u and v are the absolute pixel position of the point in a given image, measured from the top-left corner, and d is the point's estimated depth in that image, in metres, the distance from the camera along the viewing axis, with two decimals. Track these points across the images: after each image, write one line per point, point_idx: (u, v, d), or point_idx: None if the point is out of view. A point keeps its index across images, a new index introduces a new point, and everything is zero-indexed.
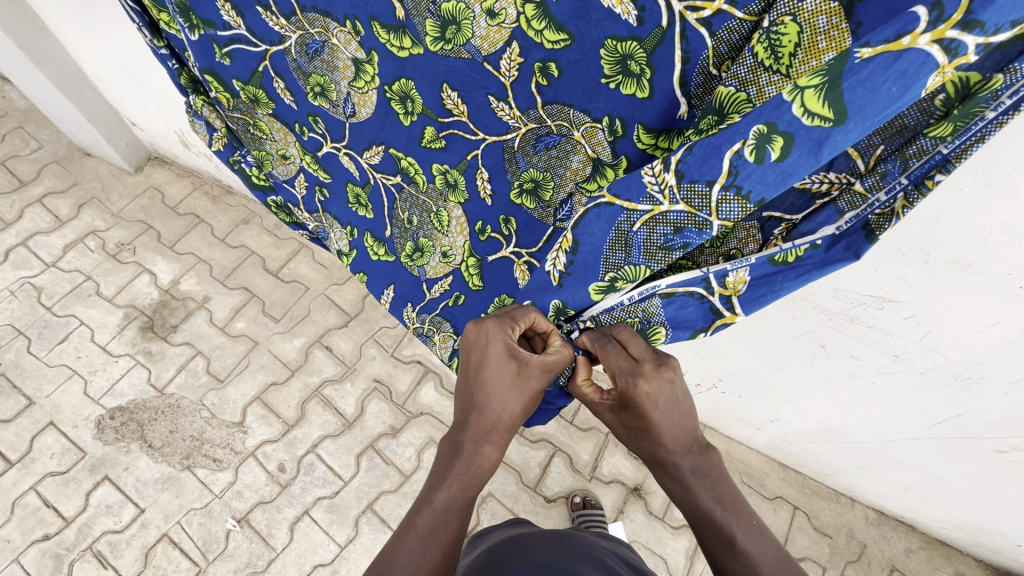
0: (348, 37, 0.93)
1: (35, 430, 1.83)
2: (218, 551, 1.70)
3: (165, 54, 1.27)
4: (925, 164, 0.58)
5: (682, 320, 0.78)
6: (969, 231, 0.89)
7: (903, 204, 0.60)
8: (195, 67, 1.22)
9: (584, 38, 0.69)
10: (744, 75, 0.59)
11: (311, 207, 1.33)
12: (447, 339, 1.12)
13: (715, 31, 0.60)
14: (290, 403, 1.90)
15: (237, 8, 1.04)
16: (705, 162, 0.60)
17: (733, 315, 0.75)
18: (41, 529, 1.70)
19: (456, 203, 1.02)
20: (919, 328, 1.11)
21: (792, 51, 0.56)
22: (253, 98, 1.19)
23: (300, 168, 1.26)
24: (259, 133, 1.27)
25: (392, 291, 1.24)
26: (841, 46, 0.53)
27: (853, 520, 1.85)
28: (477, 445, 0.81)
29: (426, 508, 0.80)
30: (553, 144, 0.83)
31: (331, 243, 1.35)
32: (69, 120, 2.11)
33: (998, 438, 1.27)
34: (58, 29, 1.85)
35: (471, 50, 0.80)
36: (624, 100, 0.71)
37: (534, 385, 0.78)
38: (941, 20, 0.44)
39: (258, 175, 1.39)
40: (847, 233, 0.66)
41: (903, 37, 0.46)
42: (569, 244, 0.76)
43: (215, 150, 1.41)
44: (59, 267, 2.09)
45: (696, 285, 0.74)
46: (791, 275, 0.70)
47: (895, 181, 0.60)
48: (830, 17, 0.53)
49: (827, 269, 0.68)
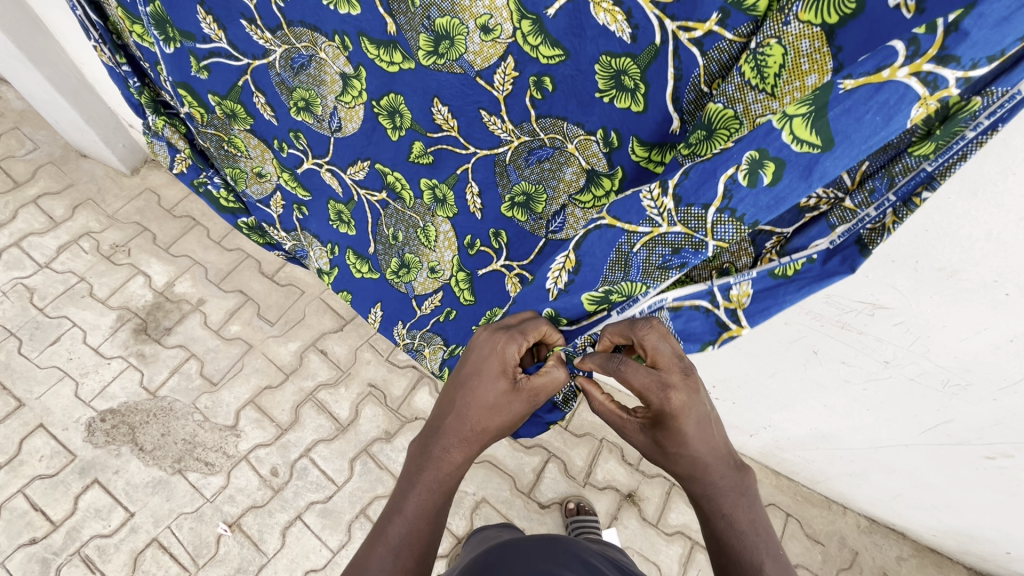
0: (337, 52, 0.95)
1: (25, 432, 1.81)
2: (208, 556, 1.68)
3: (128, 70, 1.29)
4: (911, 181, 0.60)
5: (690, 332, 0.80)
6: (956, 238, 0.91)
7: (893, 219, 0.63)
8: (168, 81, 1.23)
9: (579, 54, 0.71)
10: (732, 93, 0.61)
11: (287, 225, 1.34)
12: (437, 351, 1.16)
13: (706, 50, 0.62)
14: (284, 406, 1.89)
15: (220, 21, 1.04)
16: (701, 186, 0.62)
17: (739, 328, 0.76)
18: (29, 533, 1.68)
19: (444, 218, 1.02)
20: (909, 334, 1.13)
21: (777, 72, 0.57)
22: (231, 113, 1.20)
23: (277, 185, 1.28)
24: (234, 150, 1.29)
25: (380, 310, 1.24)
26: (823, 68, 0.55)
27: (845, 527, 1.86)
28: (445, 453, 0.81)
29: (398, 516, 0.80)
30: (545, 156, 0.84)
31: (311, 261, 1.37)
32: (66, 121, 2.11)
33: (987, 444, 1.29)
34: (59, 31, 1.85)
35: (464, 65, 0.82)
36: (619, 114, 0.73)
37: (519, 403, 0.80)
38: (917, 55, 0.46)
39: (228, 197, 1.40)
40: (840, 248, 0.68)
41: (883, 70, 0.48)
42: (571, 263, 0.77)
43: (178, 172, 1.41)
44: (52, 268, 2.08)
45: (701, 298, 0.77)
46: (791, 287, 0.72)
47: (883, 197, 0.62)
48: (813, 41, 0.55)
49: (825, 282, 0.70)
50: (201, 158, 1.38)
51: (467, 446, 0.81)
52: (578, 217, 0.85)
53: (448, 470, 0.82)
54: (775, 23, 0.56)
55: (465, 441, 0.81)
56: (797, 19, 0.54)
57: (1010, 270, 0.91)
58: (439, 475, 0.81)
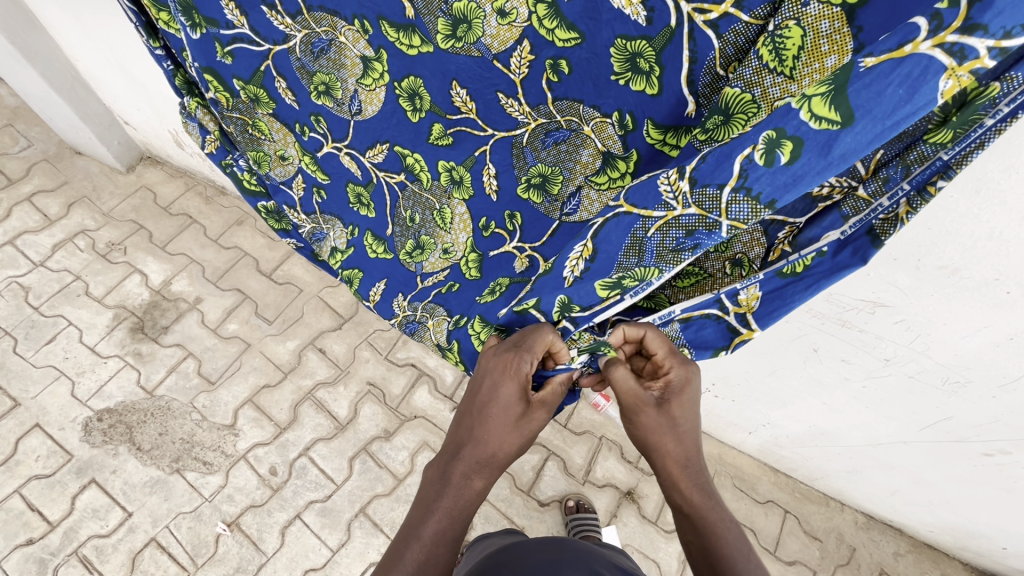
0: (357, 35, 0.95)
1: (21, 433, 1.79)
2: (207, 556, 1.67)
3: (161, 54, 1.25)
4: (927, 170, 0.60)
5: (702, 341, 0.86)
6: (958, 236, 0.91)
7: (906, 209, 0.64)
8: (193, 66, 1.19)
9: (595, 37, 0.72)
10: (749, 77, 0.60)
11: (308, 208, 1.29)
12: (441, 323, 1.09)
13: (722, 33, 0.61)
14: (282, 405, 1.88)
15: (241, 7, 1.04)
16: (717, 168, 0.61)
17: (750, 331, 0.81)
18: (26, 534, 1.67)
19: (460, 200, 1.01)
20: (909, 332, 1.13)
21: (796, 53, 0.57)
22: (254, 98, 1.18)
23: (299, 169, 1.25)
24: (259, 134, 1.25)
25: (384, 286, 1.21)
26: (843, 49, 0.55)
27: (843, 524, 1.87)
28: (468, 479, 0.83)
29: (417, 542, 0.79)
30: (562, 139, 0.84)
31: (327, 243, 1.30)
32: (60, 118, 2.09)
33: (985, 441, 1.30)
34: (54, 28, 1.84)
35: (482, 49, 0.82)
36: (635, 96, 0.72)
37: (535, 422, 0.84)
38: (941, 28, 0.46)
39: (251, 179, 1.36)
40: (851, 239, 0.70)
41: (906, 45, 0.47)
42: (589, 252, 0.74)
43: (207, 153, 1.38)
44: (47, 266, 2.06)
45: (711, 307, 0.82)
46: (800, 285, 0.75)
47: (898, 186, 0.63)
48: (832, 22, 0.54)
49: (836, 275, 0.72)
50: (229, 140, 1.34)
51: (484, 468, 0.83)
52: (592, 200, 0.84)
53: (465, 494, 0.82)
54: (793, 5, 0.55)
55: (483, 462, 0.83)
56: (816, 1, 0.54)
57: (1011, 268, 0.91)
58: (457, 498, 0.82)
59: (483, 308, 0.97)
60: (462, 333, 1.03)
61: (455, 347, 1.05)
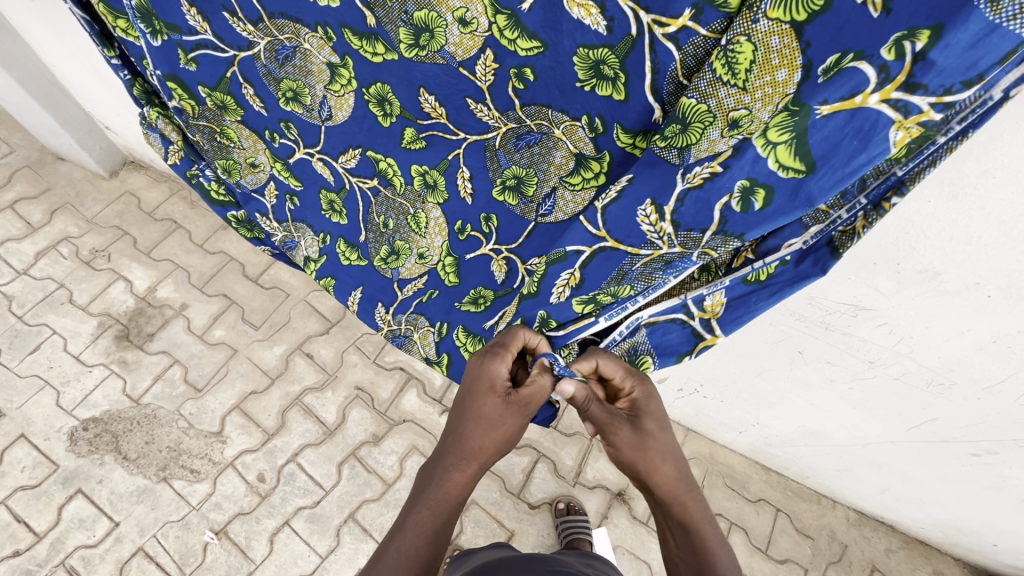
0: (321, 42, 0.93)
1: (6, 443, 1.78)
2: (195, 564, 1.67)
3: (117, 64, 1.24)
4: (882, 185, 0.61)
5: (667, 346, 0.83)
6: (937, 241, 0.90)
7: (863, 223, 0.64)
8: (155, 74, 1.18)
9: (557, 46, 0.69)
10: (704, 88, 0.58)
11: (280, 216, 1.29)
12: (426, 335, 1.09)
13: (682, 45, 0.60)
14: (270, 411, 1.87)
15: (203, 13, 1.02)
16: (697, 214, 0.64)
17: (713, 336, 0.79)
18: (12, 545, 1.66)
19: (435, 204, 0.99)
20: (892, 335, 1.12)
21: (748, 67, 0.55)
22: (220, 105, 1.17)
23: (270, 175, 1.24)
24: (227, 141, 1.24)
25: (361, 293, 1.20)
26: (792, 64, 0.53)
27: (834, 521, 1.86)
28: (450, 471, 0.83)
29: (400, 533, 0.80)
30: (534, 141, 0.81)
31: (299, 253, 1.30)
32: (41, 125, 2.06)
33: (972, 441, 1.28)
34: (29, 34, 1.81)
35: (446, 57, 0.80)
36: (602, 102, 0.70)
37: (513, 420, 0.83)
38: (887, 81, 0.47)
39: (218, 190, 1.36)
40: (813, 249, 0.70)
41: (855, 97, 0.49)
42: (576, 280, 0.77)
43: (171, 164, 1.36)
44: (31, 275, 2.04)
45: (677, 312, 0.80)
46: (764, 294, 0.73)
47: (855, 200, 0.63)
48: (782, 38, 0.52)
49: (798, 286, 0.71)
50: (193, 150, 1.32)
51: (469, 464, 0.83)
52: (568, 201, 0.82)
53: (451, 489, 0.83)
54: (744, 21, 0.53)
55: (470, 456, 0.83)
56: (765, 17, 0.52)
57: (992, 272, 0.90)
58: (443, 493, 0.82)
59: (466, 317, 1.01)
60: (449, 344, 1.05)
61: (446, 359, 1.06)
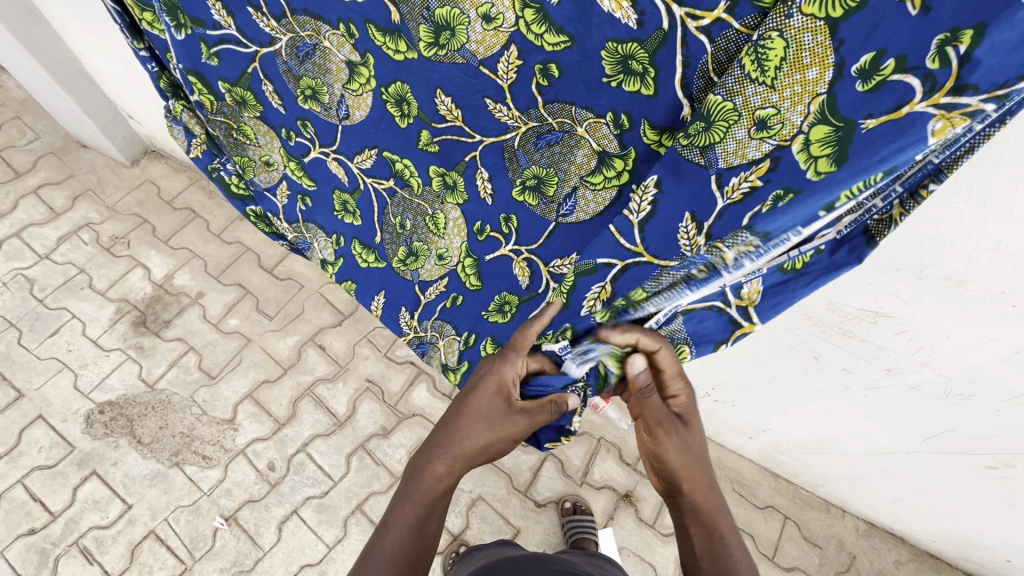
0: (341, 40, 0.94)
1: (25, 423, 1.82)
2: (205, 549, 1.69)
3: (145, 56, 1.27)
4: (918, 173, 0.61)
5: (703, 334, 0.80)
6: (962, 248, 0.88)
7: (900, 211, 0.64)
8: (179, 67, 1.21)
9: (585, 40, 0.69)
10: (731, 85, 0.58)
11: (292, 216, 1.31)
12: (452, 342, 1.12)
13: (715, 38, 0.59)
14: (281, 401, 1.89)
15: (228, 7, 1.03)
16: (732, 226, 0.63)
17: (751, 323, 0.77)
18: (28, 523, 1.69)
19: (454, 204, 0.99)
20: (912, 342, 1.11)
21: (778, 65, 0.54)
22: (240, 101, 1.18)
23: (283, 175, 1.25)
24: (243, 138, 1.26)
25: (384, 297, 1.22)
26: (825, 62, 0.52)
27: (843, 531, 1.84)
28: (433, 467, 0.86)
29: (385, 529, 0.85)
30: (555, 140, 0.81)
31: (315, 253, 1.33)
32: (66, 112, 2.10)
33: (990, 454, 1.27)
34: (57, 21, 1.84)
35: (466, 55, 0.80)
36: (630, 97, 0.70)
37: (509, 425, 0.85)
38: (935, 89, 0.47)
39: (239, 184, 1.38)
40: (848, 238, 0.69)
41: (902, 107, 0.49)
42: (607, 295, 0.74)
43: (194, 157, 1.40)
44: (52, 259, 2.08)
45: (714, 299, 0.76)
46: (801, 282, 0.72)
47: (890, 188, 0.63)
48: (815, 35, 0.52)
49: (834, 273, 0.71)
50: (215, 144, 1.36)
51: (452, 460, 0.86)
52: (590, 200, 0.82)
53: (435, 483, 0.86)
54: (777, 16, 0.53)
55: (447, 453, 0.85)
56: (799, 13, 0.52)
57: (1017, 282, 0.88)
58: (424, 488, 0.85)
59: (494, 328, 1.02)
60: (473, 353, 1.08)
61: (466, 367, 1.11)
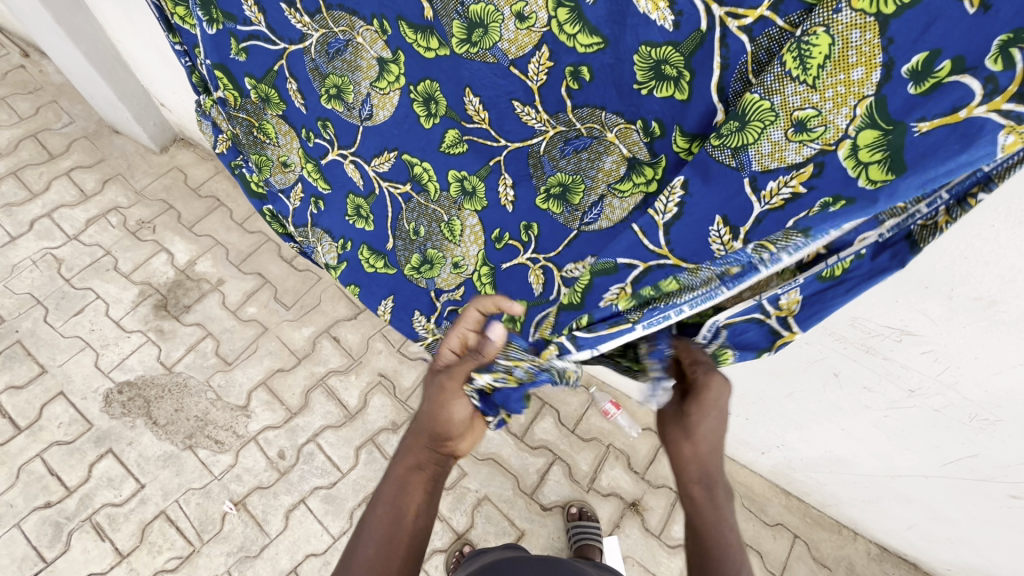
0: (374, 36, 0.94)
1: (46, 399, 1.86)
2: (213, 533, 1.71)
3: (179, 50, 1.31)
4: (967, 180, 0.58)
5: (746, 342, 0.80)
6: (997, 267, 0.86)
7: (946, 218, 0.62)
8: (206, 62, 1.25)
9: (619, 42, 0.68)
10: (771, 83, 0.57)
11: (301, 220, 1.31)
12: None
13: (756, 37, 0.59)
14: (294, 390, 1.91)
15: (260, 5, 1.06)
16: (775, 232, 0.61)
17: (791, 333, 0.77)
18: (44, 497, 1.73)
19: (472, 211, 0.99)
20: (938, 363, 1.08)
21: (821, 63, 0.54)
22: (264, 97, 1.20)
23: (300, 176, 1.26)
24: (264, 137, 1.28)
25: (391, 302, 1.22)
26: (871, 62, 0.51)
27: (854, 554, 1.80)
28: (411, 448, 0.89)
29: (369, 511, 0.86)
30: (583, 146, 0.81)
31: (317, 257, 1.32)
32: (101, 97, 2.15)
33: (1012, 482, 1.23)
34: (98, 9, 1.89)
35: (498, 54, 0.80)
36: (661, 103, 0.69)
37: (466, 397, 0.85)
38: (996, 92, 0.46)
39: (258, 182, 1.36)
40: (890, 243, 0.68)
41: (959, 111, 0.48)
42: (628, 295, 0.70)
43: (220, 152, 1.41)
44: (80, 240, 2.13)
45: (753, 313, 0.76)
46: (840, 291, 0.71)
47: (937, 196, 0.60)
48: (864, 32, 0.51)
49: (875, 279, 0.70)
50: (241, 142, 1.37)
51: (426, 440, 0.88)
52: (615, 209, 0.81)
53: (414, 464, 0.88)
54: (825, 11, 0.53)
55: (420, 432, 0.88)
56: (849, 8, 0.51)
57: None
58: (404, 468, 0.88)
59: None
60: None
61: None
